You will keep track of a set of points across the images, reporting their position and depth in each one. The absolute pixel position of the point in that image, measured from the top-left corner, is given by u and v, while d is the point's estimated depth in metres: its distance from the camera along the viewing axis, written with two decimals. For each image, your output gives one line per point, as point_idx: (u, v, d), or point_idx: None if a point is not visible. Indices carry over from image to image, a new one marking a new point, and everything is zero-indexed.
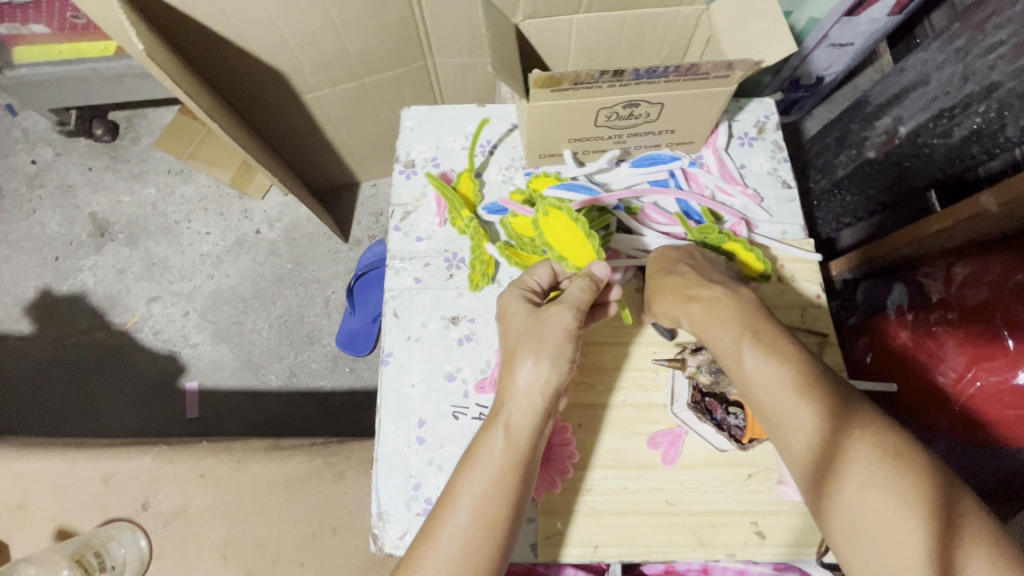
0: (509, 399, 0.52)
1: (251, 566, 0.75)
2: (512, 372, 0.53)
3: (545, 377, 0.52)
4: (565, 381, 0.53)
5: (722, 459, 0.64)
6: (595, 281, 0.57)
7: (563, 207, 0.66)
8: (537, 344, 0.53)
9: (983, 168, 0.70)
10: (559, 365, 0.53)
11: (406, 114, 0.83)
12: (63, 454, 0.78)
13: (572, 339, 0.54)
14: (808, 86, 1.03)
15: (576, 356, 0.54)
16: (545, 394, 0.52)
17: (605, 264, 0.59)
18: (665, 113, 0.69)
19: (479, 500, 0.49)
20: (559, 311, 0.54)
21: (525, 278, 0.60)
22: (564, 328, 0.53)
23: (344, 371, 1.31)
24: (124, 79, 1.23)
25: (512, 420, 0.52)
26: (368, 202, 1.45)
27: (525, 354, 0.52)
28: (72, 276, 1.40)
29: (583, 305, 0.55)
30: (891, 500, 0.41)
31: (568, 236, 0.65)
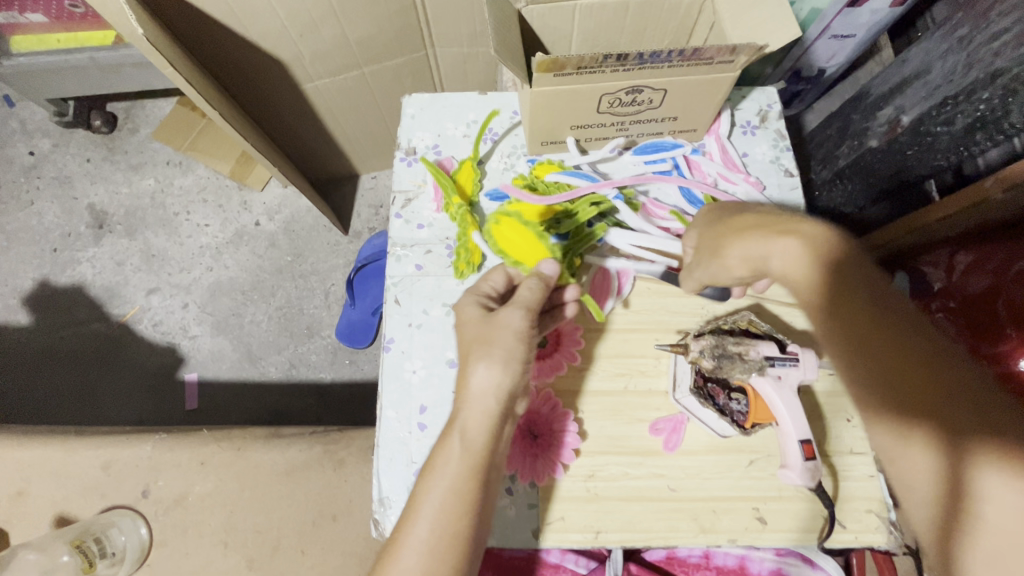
0: (466, 405, 0.51)
1: (252, 553, 0.75)
2: (466, 376, 0.51)
3: (498, 381, 0.50)
4: (519, 384, 0.52)
5: (724, 445, 0.63)
6: (545, 280, 0.57)
7: (511, 214, 0.67)
8: (488, 347, 0.51)
9: (982, 159, 0.69)
10: (512, 367, 0.51)
11: (407, 101, 0.82)
12: (62, 442, 0.78)
13: (525, 341, 0.52)
14: (809, 78, 1.03)
15: (531, 356, 0.53)
16: (499, 399, 0.51)
17: (554, 263, 0.59)
18: (669, 100, 0.68)
19: (439, 513, 0.48)
20: (510, 313, 0.53)
21: (480, 284, 0.59)
22: (515, 329, 0.52)
23: (344, 363, 1.31)
24: (122, 69, 1.22)
25: (466, 427, 0.51)
26: (368, 194, 1.45)
27: (476, 360, 0.51)
28: (71, 267, 1.39)
29: (534, 306, 0.54)
30: (923, 441, 0.36)
31: (520, 241, 0.65)
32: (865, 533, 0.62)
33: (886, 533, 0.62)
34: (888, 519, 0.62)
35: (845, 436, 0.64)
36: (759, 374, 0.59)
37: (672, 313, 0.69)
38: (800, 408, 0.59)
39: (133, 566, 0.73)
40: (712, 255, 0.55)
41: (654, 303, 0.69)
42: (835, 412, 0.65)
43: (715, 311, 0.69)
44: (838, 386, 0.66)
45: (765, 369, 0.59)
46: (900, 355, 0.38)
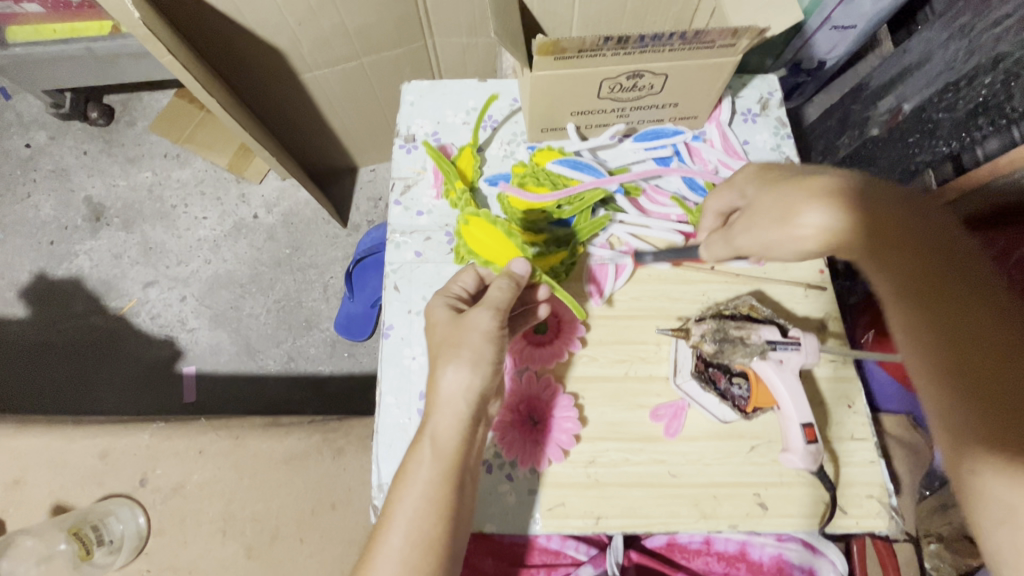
0: (437, 410, 0.52)
1: (250, 541, 0.75)
2: (436, 381, 0.52)
3: (467, 383, 0.52)
4: (489, 385, 0.53)
5: (725, 431, 0.63)
6: (516, 280, 0.56)
7: (479, 213, 0.68)
8: (457, 349, 0.52)
9: (980, 150, 0.68)
10: (481, 369, 0.52)
11: (407, 88, 0.82)
12: (60, 431, 0.78)
13: (493, 343, 0.53)
14: (808, 70, 1.02)
15: (500, 356, 0.54)
16: (470, 402, 0.52)
17: (525, 262, 0.59)
18: (669, 85, 0.68)
19: (413, 519, 0.48)
20: (479, 313, 0.54)
21: (450, 285, 0.60)
22: (483, 330, 0.53)
23: (343, 356, 1.30)
24: (120, 60, 1.20)
25: (436, 433, 0.52)
26: (366, 187, 1.44)
27: (445, 362, 0.52)
28: (68, 260, 1.39)
29: (503, 306, 0.55)
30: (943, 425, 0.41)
31: (488, 240, 0.67)
32: (866, 519, 0.62)
33: (887, 518, 0.62)
34: (888, 505, 0.62)
35: (846, 423, 0.64)
36: (761, 358, 0.59)
37: (672, 300, 0.69)
38: (802, 392, 0.59)
39: (132, 554, 0.72)
40: (779, 220, 0.50)
41: (654, 289, 0.69)
42: (836, 398, 0.65)
43: (716, 298, 0.69)
44: (841, 372, 0.66)
45: (766, 353, 0.59)
46: (982, 357, 0.39)
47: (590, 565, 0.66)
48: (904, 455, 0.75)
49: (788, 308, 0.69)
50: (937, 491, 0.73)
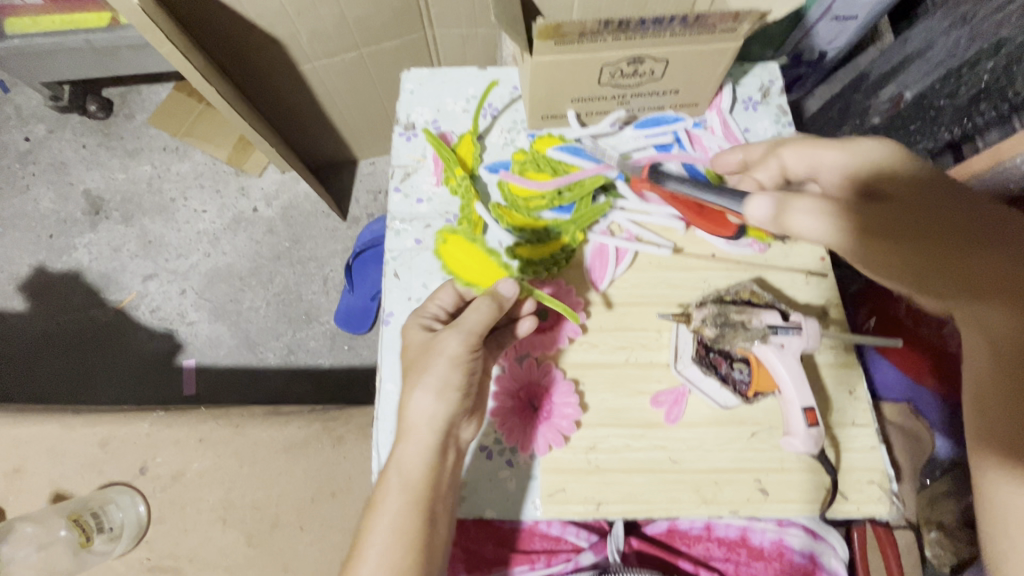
0: (405, 439, 0.54)
1: (251, 529, 0.75)
2: (404, 409, 0.54)
3: (432, 410, 0.53)
4: (456, 410, 0.54)
5: (726, 418, 0.63)
6: (499, 301, 0.56)
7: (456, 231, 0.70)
8: (425, 376, 0.53)
9: (981, 139, 0.69)
10: (448, 394, 0.54)
11: (406, 76, 0.82)
12: (59, 420, 0.78)
13: (460, 369, 0.54)
14: (810, 61, 1.01)
15: (467, 381, 0.55)
16: (435, 429, 0.53)
17: (514, 284, 0.57)
18: (670, 71, 0.68)
19: (383, 549, 0.50)
20: (447, 338, 0.54)
21: (427, 305, 0.61)
22: (450, 356, 0.54)
23: (343, 349, 1.30)
24: (119, 52, 1.18)
25: (401, 462, 0.53)
26: (366, 180, 1.43)
27: (412, 388, 0.54)
28: (67, 253, 1.38)
29: (476, 330, 0.54)
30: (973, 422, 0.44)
31: (466, 257, 0.69)
32: (867, 504, 0.62)
33: (888, 503, 0.62)
34: (888, 490, 0.63)
35: (847, 409, 0.64)
36: (762, 343, 0.59)
37: (673, 287, 0.69)
38: (804, 376, 0.59)
39: (131, 542, 0.73)
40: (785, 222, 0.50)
41: (655, 276, 0.69)
42: (837, 385, 0.65)
43: (717, 285, 0.69)
44: (842, 358, 0.66)
45: (768, 338, 0.59)
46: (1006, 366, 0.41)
47: (591, 551, 0.67)
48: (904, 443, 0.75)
49: (789, 295, 0.69)
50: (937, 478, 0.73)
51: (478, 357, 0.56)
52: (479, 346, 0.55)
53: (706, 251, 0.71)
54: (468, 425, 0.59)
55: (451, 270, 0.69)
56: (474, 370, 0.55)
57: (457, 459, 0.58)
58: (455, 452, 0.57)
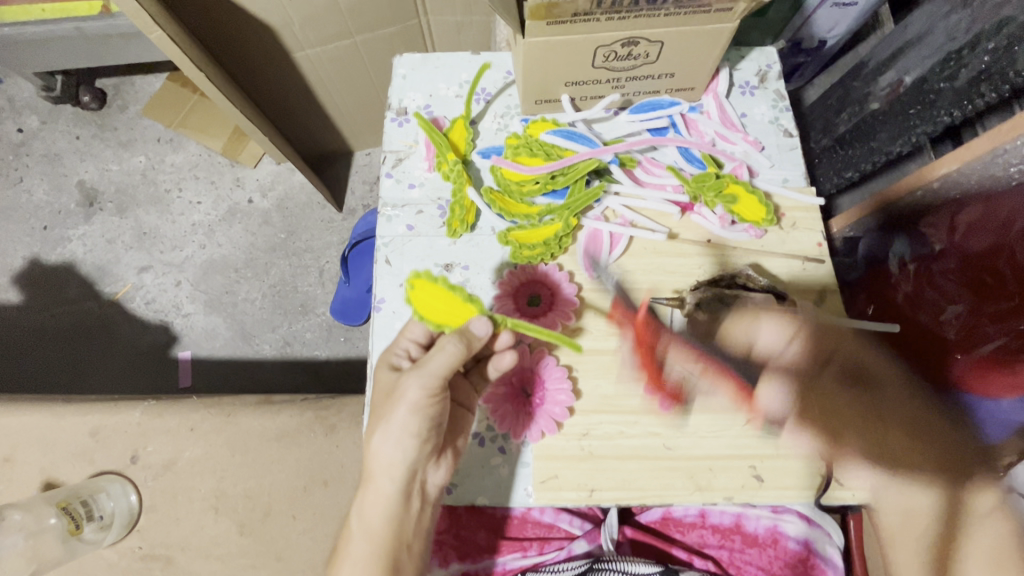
0: (369, 484, 0.56)
1: (243, 517, 0.76)
2: (369, 452, 0.56)
3: (392, 457, 0.54)
4: (416, 457, 0.55)
5: (720, 404, 0.63)
6: (467, 340, 0.54)
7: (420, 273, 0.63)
8: (386, 423, 0.54)
9: (979, 125, 0.69)
10: (407, 441, 0.54)
11: (398, 61, 0.80)
12: (50, 409, 0.77)
13: (419, 416, 0.54)
14: (809, 49, 0.99)
15: (427, 427, 0.54)
16: (395, 477, 0.55)
17: (486, 321, 0.56)
18: (665, 53, 0.66)
19: None
20: (407, 385, 0.54)
21: (396, 341, 0.60)
22: (410, 403, 0.53)
23: (339, 340, 1.29)
24: (111, 40, 1.14)
25: (363, 506, 0.56)
26: (362, 171, 1.42)
27: (373, 434, 0.55)
28: (61, 245, 1.37)
29: (437, 375, 0.53)
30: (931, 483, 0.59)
31: (435, 299, 0.62)
32: (862, 491, 0.62)
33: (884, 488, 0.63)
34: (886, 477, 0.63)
35: (843, 396, 0.64)
36: None
37: (669, 273, 0.68)
38: (798, 358, 0.60)
39: (123, 530, 0.73)
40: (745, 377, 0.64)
41: (650, 262, 0.68)
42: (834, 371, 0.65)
43: (712, 271, 0.68)
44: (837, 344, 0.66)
45: (758, 322, 0.61)
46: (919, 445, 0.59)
47: (584, 540, 0.67)
48: None
49: (785, 281, 0.69)
50: None
51: (439, 401, 0.55)
52: (440, 391, 0.54)
53: (700, 236, 0.70)
54: (439, 469, 0.59)
55: (420, 314, 0.61)
56: (435, 416, 0.55)
57: (426, 503, 0.58)
58: (421, 497, 0.58)
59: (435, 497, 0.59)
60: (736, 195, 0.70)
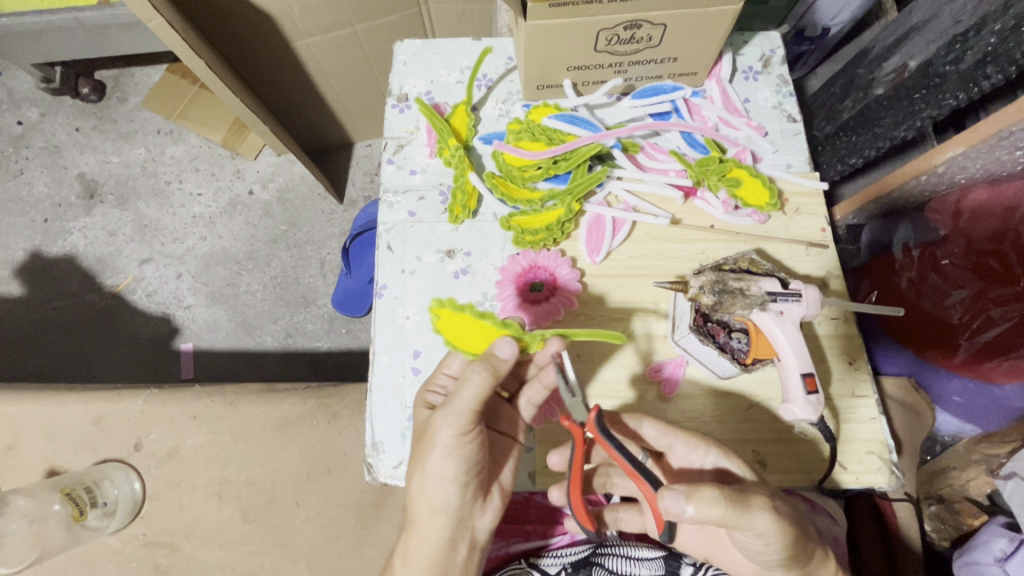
0: (413, 531, 0.53)
1: (247, 505, 0.76)
2: (409, 496, 0.53)
3: (433, 501, 0.52)
4: (457, 501, 0.52)
5: (720, 391, 0.64)
6: (492, 366, 0.51)
7: (445, 303, 0.65)
8: (422, 467, 0.51)
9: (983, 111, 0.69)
10: (446, 485, 0.51)
11: (399, 48, 0.80)
12: (53, 397, 0.77)
13: (454, 458, 0.51)
14: (812, 37, 0.98)
15: (466, 467, 0.51)
16: (438, 523, 0.52)
17: (511, 341, 0.51)
18: (669, 37, 0.66)
19: None
20: (438, 426, 0.50)
21: (435, 377, 0.58)
22: (442, 445, 0.50)
23: (341, 332, 1.29)
24: (110, 30, 1.12)
25: (407, 553, 0.53)
26: (362, 162, 1.41)
27: (412, 476, 0.53)
28: (62, 237, 1.37)
29: (467, 410, 0.50)
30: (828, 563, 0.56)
31: (463, 329, 0.63)
32: (866, 474, 0.62)
33: (888, 474, 0.62)
34: (890, 462, 0.62)
35: (846, 380, 0.64)
36: (761, 310, 0.56)
37: (672, 258, 0.68)
38: (802, 341, 0.57)
39: (126, 518, 0.74)
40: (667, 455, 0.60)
41: (653, 247, 0.68)
42: (838, 356, 0.65)
43: (716, 256, 0.68)
44: (840, 329, 0.66)
45: (767, 305, 0.56)
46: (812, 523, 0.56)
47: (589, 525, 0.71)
48: (907, 417, 0.73)
49: (788, 266, 0.68)
50: (937, 455, 0.82)
51: (474, 438, 0.51)
52: (472, 428, 0.51)
53: (704, 222, 0.70)
54: (485, 513, 0.56)
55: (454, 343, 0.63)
56: (471, 456, 0.51)
57: (474, 550, 0.55)
58: (469, 545, 0.55)
59: (483, 542, 0.56)
60: (739, 179, 0.69)
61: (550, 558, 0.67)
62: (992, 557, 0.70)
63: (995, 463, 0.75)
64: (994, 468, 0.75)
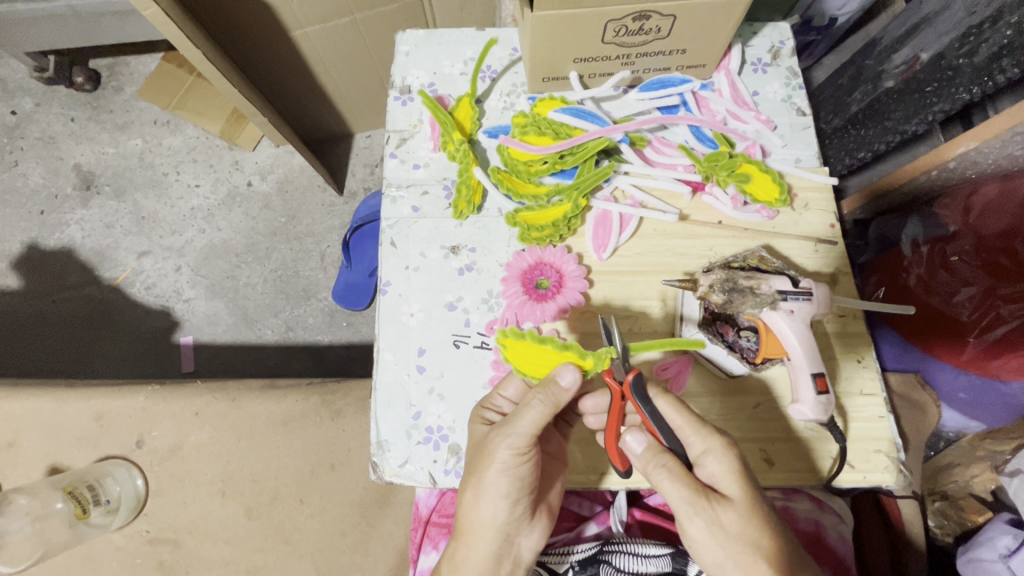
0: (461, 539, 0.53)
1: (250, 501, 0.76)
2: (460, 507, 0.53)
3: (484, 514, 0.52)
4: (506, 517, 0.52)
5: (730, 389, 0.63)
6: (553, 396, 0.50)
7: (507, 334, 0.58)
8: (477, 480, 0.51)
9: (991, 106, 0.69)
10: (499, 501, 0.51)
11: (401, 37, 0.78)
12: (52, 394, 0.76)
13: (508, 476, 0.51)
14: (819, 28, 0.96)
15: (520, 486, 0.51)
16: (486, 535, 0.52)
17: (574, 370, 0.51)
18: (677, 28, 0.64)
19: None
20: (497, 443, 0.50)
21: (492, 396, 0.57)
22: (499, 462, 0.50)
23: (341, 326, 1.28)
24: (104, 18, 1.08)
25: (454, 560, 0.54)
26: (362, 153, 1.39)
27: (466, 487, 0.53)
28: (59, 230, 1.35)
29: (526, 434, 0.50)
30: None
31: (530, 357, 0.57)
32: (873, 473, 0.61)
33: (895, 472, 0.61)
34: (898, 459, 0.62)
35: (855, 378, 0.64)
36: (771, 309, 0.55)
37: (680, 255, 0.67)
38: (812, 340, 0.56)
39: (129, 514, 0.74)
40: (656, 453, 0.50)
41: (661, 244, 0.68)
42: (847, 353, 0.64)
43: (724, 253, 0.67)
44: (849, 326, 0.65)
45: (777, 304, 0.55)
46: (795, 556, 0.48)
47: (595, 522, 0.72)
48: (910, 413, 0.73)
49: (797, 262, 0.67)
50: (941, 451, 0.82)
51: (529, 459, 0.51)
52: (529, 449, 0.51)
53: (712, 218, 0.69)
54: (533, 532, 0.55)
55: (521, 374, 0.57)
56: (525, 476, 0.51)
57: (518, 565, 0.55)
58: (513, 561, 0.55)
59: (528, 561, 0.55)
60: (749, 175, 0.68)
61: (557, 555, 0.68)
62: (996, 553, 0.71)
63: (1000, 460, 0.76)
64: (998, 464, 0.76)
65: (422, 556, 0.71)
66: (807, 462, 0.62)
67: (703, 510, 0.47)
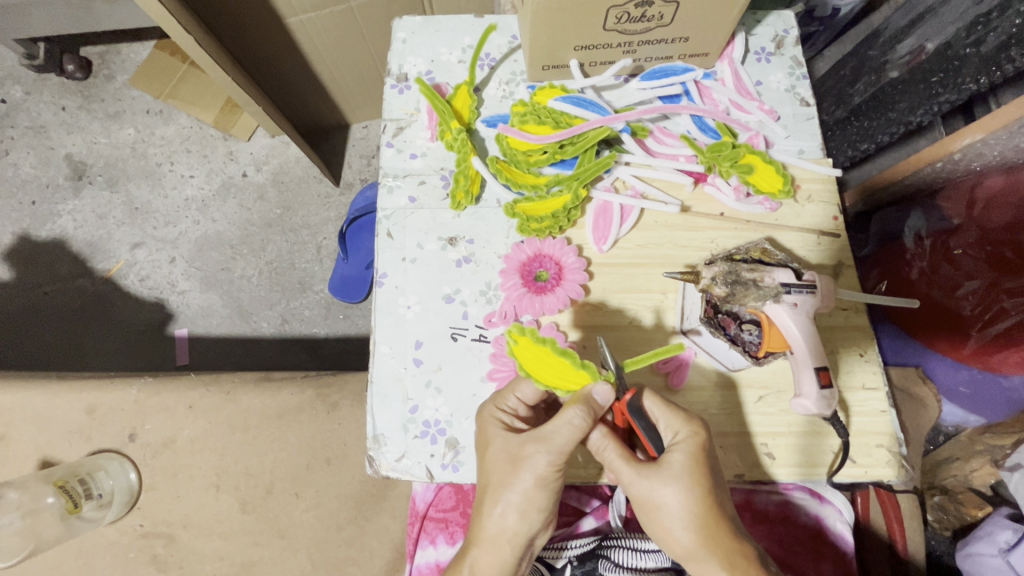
0: (483, 548, 0.53)
1: (245, 495, 0.76)
2: (483, 518, 0.52)
3: (517, 526, 0.51)
4: (538, 526, 0.52)
5: (732, 384, 0.63)
6: (593, 411, 0.49)
7: (525, 334, 0.56)
8: (506, 492, 0.51)
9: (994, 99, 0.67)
10: (528, 513, 0.51)
11: (398, 25, 0.77)
12: (42, 387, 0.75)
13: (544, 487, 0.51)
14: (821, 18, 0.94)
15: (551, 500, 0.52)
16: (515, 544, 0.52)
17: (610, 388, 0.51)
18: (680, 15, 0.63)
19: None
20: (535, 455, 0.50)
21: (505, 396, 0.56)
22: (538, 476, 0.50)
23: (338, 318, 1.27)
24: (94, 4, 1.06)
25: (477, 566, 0.53)
26: (359, 145, 1.37)
27: (494, 500, 0.51)
28: (50, 220, 1.33)
29: (564, 450, 0.49)
30: None
31: (545, 365, 0.55)
32: (875, 468, 0.61)
33: (897, 467, 0.61)
34: (899, 454, 0.62)
35: (856, 372, 0.63)
36: (775, 302, 0.54)
37: (681, 247, 0.66)
38: (815, 333, 0.55)
39: (122, 508, 0.73)
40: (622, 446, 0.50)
41: (662, 235, 0.67)
42: (849, 348, 0.64)
43: (726, 245, 0.66)
44: (853, 320, 0.64)
45: (781, 297, 0.54)
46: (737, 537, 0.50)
47: (593, 517, 0.71)
48: (909, 408, 0.73)
49: (799, 255, 0.67)
50: (940, 445, 0.82)
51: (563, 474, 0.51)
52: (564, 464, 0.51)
53: (714, 210, 0.68)
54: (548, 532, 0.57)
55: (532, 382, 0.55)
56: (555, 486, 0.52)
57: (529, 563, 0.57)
58: (529, 561, 0.56)
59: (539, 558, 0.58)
60: (752, 165, 0.67)
61: (555, 549, 0.68)
62: (995, 548, 0.71)
63: (1000, 454, 0.74)
64: (997, 459, 0.74)
65: (419, 550, 0.70)
66: (812, 459, 0.61)
67: (652, 490, 0.49)
